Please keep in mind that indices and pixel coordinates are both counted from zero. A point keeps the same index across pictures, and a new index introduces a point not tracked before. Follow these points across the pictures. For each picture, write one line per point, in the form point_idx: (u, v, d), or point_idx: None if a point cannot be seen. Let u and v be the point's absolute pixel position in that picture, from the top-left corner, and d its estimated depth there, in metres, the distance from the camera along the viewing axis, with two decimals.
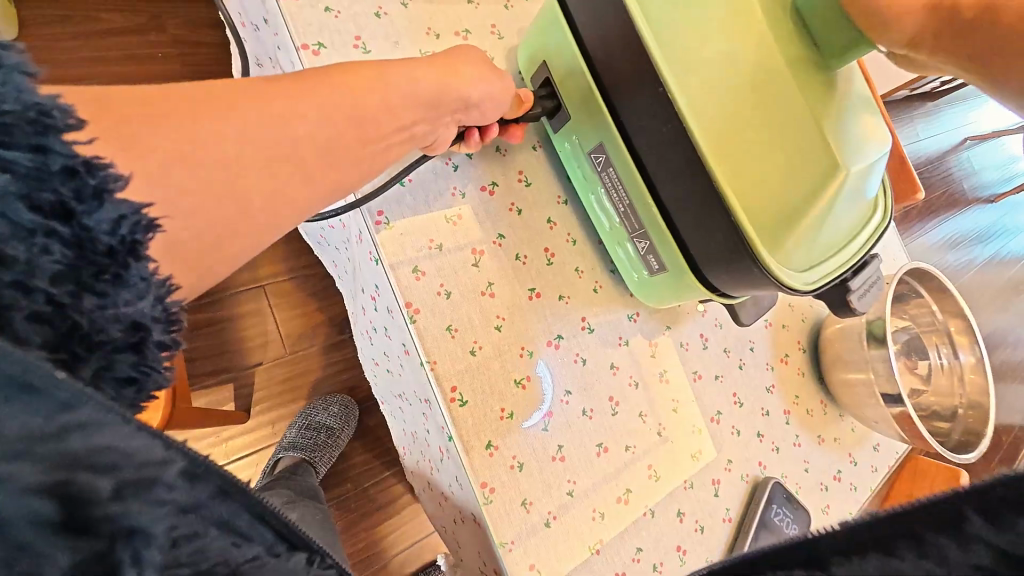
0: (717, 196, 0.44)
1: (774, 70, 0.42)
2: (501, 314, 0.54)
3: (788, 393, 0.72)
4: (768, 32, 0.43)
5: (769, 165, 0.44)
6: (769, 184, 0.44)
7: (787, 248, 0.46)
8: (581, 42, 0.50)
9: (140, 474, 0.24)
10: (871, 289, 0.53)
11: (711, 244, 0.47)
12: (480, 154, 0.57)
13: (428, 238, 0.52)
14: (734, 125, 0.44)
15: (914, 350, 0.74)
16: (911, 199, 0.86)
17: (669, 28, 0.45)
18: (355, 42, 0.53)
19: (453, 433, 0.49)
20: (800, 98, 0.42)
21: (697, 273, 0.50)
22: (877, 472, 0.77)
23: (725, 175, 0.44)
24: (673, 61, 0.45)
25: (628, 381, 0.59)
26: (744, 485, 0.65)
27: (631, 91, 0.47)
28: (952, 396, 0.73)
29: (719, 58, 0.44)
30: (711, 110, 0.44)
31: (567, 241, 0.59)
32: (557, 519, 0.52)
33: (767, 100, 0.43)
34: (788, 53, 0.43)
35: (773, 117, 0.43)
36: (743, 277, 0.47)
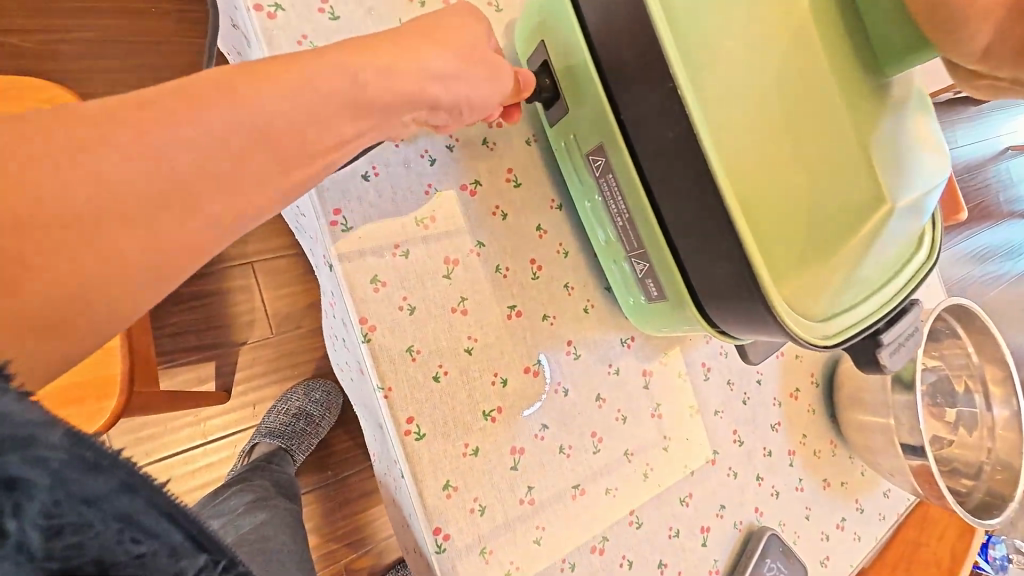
0: (727, 222, 0.37)
1: (803, 79, 0.35)
2: (473, 336, 0.47)
3: (795, 432, 0.66)
4: (809, 28, 0.36)
5: (788, 190, 0.36)
6: (785, 213, 0.37)
7: (805, 289, 0.38)
8: (583, 20, 0.41)
9: (18, 431, 0.19)
10: (909, 335, 0.44)
11: (717, 276, 0.39)
12: (463, 146, 0.49)
13: (393, 241, 0.45)
14: (753, 139, 0.36)
15: (939, 394, 0.67)
16: (953, 219, 0.77)
17: (683, 7, 0.37)
18: (322, 5, 0.45)
19: (405, 470, 0.43)
20: (832, 113, 0.35)
21: (701, 306, 0.43)
22: (884, 520, 0.71)
23: (737, 199, 0.36)
24: (692, 50, 0.37)
25: (615, 415, 0.53)
26: (735, 534, 0.58)
27: (636, 84, 0.39)
28: (979, 452, 0.65)
29: (748, 53, 0.36)
30: (729, 116, 0.36)
31: (559, 252, 0.52)
32: (520, 570, 0.46)
33: (792, 111, 0.35)
34: (823, 60, 0.36)
35: (799, 132, 0.36)
36: (751, 321, 0.40)
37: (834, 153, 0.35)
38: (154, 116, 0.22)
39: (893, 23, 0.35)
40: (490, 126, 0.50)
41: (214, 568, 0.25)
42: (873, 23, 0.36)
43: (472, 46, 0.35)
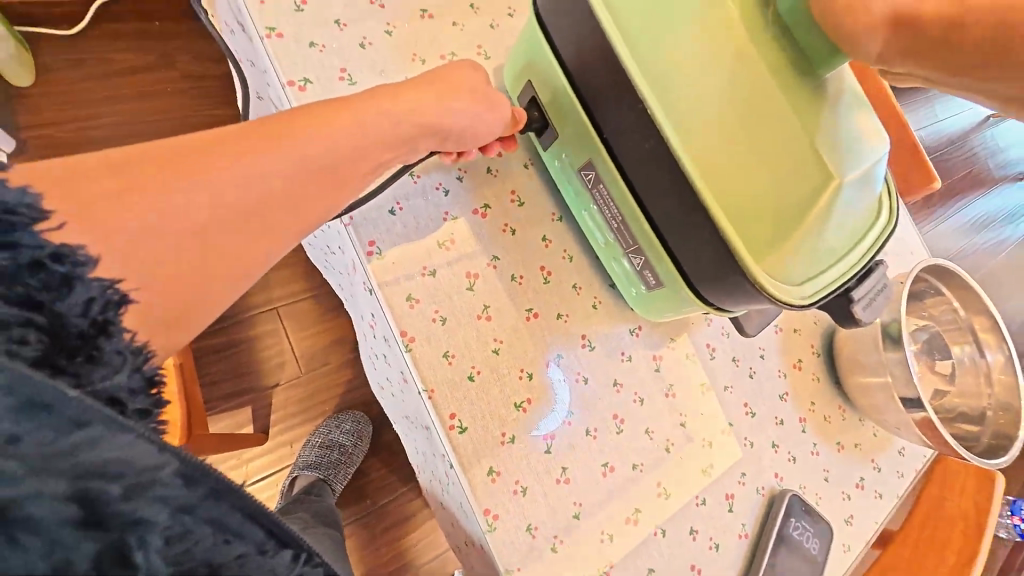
0: (703, 213, 0.44)
1: (755, 85, 0.42)
2: (499, 338, 0.53)
3: (803, 400, 0.71)
4: (754, 42, 0.42)
5: (754, 179, 0.43)
6: (754, 199, 0.43)
7: (782, 261, 0.44)
8: (561, 58, 0.49)
9: (140, 476, 0.25)
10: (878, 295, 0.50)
11: (703, 259, 0.46)
12: (471, 176, 0.57)
13: (421, 263, 0.52)
14: (717, 141, 0.43)
15: (937, 346, 0.71)
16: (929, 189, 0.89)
17: (643, 41, 0.44)
18: (341, 74, 0.54)
19: (453, 461, 0.49)
20: (781, 111, 0.42)
21: (694, 287, 0.49)
22: (903, 477, 0.75)
23: (710, 192, 0.44)
24: (656, 74, 0.44)
25: (633, 398, 0.58)
26: (758, 499, 0.62)
27: (612, 105, 0.46)
28: (980, 397, 0.70)
29: (703, 70, 0.43)
30: (694, 126, 0.43)
31: (564, 259, 0.59)
32: (563, 543, 0.50)
33: (748, 113, 0.42)
34: (769, 67, 0.42)
35: (755, 130, 0.42)
36: (738, 294, 0.46)
37: (788, 144, 0.42)
38: (232, 173, 0.31)
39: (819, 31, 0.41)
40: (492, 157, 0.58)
41: (297, 561, 0.30)
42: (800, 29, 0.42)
43: (471, 88, 0.44)
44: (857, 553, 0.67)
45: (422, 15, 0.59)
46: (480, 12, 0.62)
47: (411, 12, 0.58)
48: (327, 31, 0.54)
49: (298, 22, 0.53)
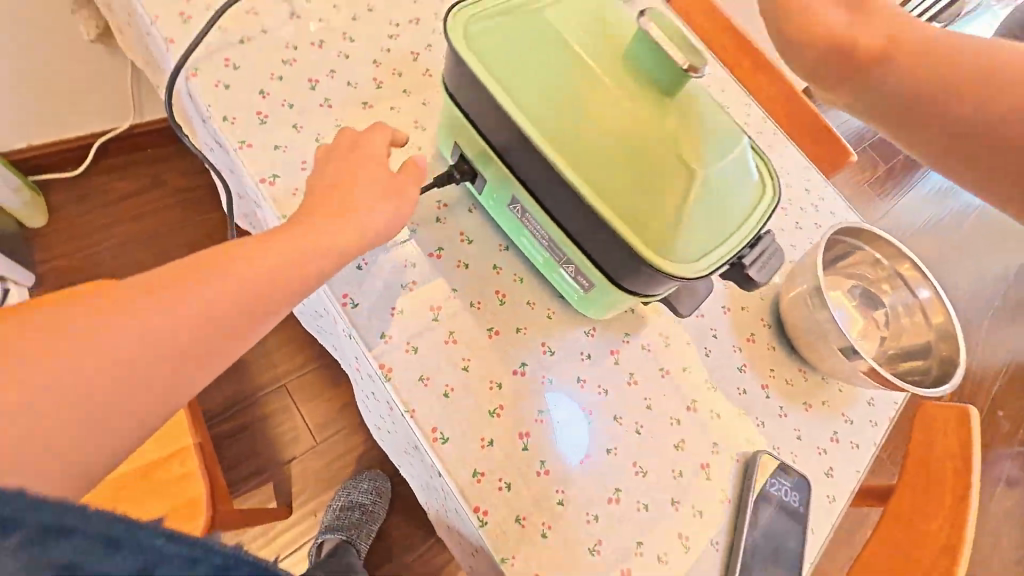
0: (600, 220, 0.53)
1: (615, 115, 0.52)
2: (466, 357, 0.61)
3: (763, 369, 0.77)
4: (607, 81, 0.53)
5: (633, 185, 0.53)
6: (638, 200, 0.53)
7: (675, 245, 0.53)
8: (470, 119, 0.60)
9: None
10: (772, 258, 0.58)
11: (613, 256, 0.55)
12: (423, 227, 0.67)
13: (389, 305, 0.61)
14: (597, 161, 0.53)
15: (875, 292, 0.79)
16: (848, 162, 1.11)
17: (524, 96, 0.54)
18: (303, 165, 0.65)
19: (440, 468, 0.55)
20: (641, 130, 0.52)
21: (616, 281, 0.58)
22: (877, 425, 0.80)
23: (602, 203, 0.53)
24: (539, 119, 0.54)
25: (598, 390, 0.65)
26: (735, 465, 0.67)
27: (515, 148, 0.56)
28: (922, 333, 0.76)
29: (574, 111, 0.53)
30: (577, 153, 0.53)
31: (515, 280, 0.68)
32: (553, 528, 0.56)
33: (615, 137, 0.52)
34: (624, 99, 0.52)
35: (624, 148, 0.52)
36: (647, 279, 0.55)
37: (653, 154, 0.52)
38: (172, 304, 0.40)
39: (658, 63, 0.51)
40: (439, 207, 0.68)
41: None
42: (646, 66, 0.52)
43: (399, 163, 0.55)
44: (843, 502, 0.71)
45: (364, 108, 0.72)
46: (412, 95, 0.75)
47: (355, 106, 0.71)
48: (287, 133, 0.66)
49: (264, 133, 0.65)
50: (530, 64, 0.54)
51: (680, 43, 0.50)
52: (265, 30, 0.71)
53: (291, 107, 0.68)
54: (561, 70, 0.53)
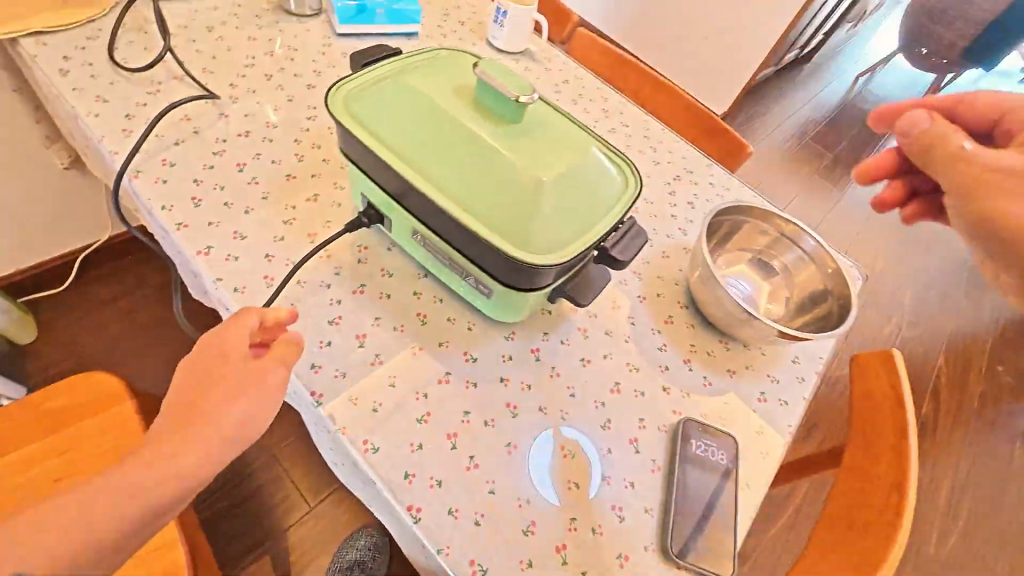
0: (472, 227, 0.61)
1: (471, 144, 0.63)
2: (393, 374, 0.67)
3: (683, 345, 0.83)
4: (462, 120, 0.64)
5: (495, 196, 0.62)
6: (501, 207, 0.61)
7: (541, 238, 0.61)
8: (361, 169, 0.69)
9: None
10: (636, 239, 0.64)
11: (493, 258, 0.63)
12: (345, 268, 0.75)
13: (318, 339, 0.68)
14: (462, 182, 0.63)
15: (767, 254, 0.87)
16: (748, 155, 1.25)
17: (394, 140, 0.65)
18: (234, 234, 0.74)
19: (373, 477, 0.60)
20: (493, 152, 0.63)
21: (505, 281, 0.65)
22: (804, 381, 0.84)
23: (471, 213, 0.61)
24: (410, 156, 0.64)
25: (521, 387, 0.71)
26: (662, 435, 0.72)
27: (397, 184, 0.65)
28: (819, 281, 0.82)
29: (437, 147, 0.64)
30: (444, 178, 0.63)
31: (434, 301, 0.75)
32: (485, 516, 0.60)
33: (473, 161, 0.63)
34: (476, 131, 0.64)
35: (482, 169, 0.63)
36: (526, 272, 0.62)
37: (506, 169, 0.62)
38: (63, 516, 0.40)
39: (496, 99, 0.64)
40: (360, 250, 0.77)
41: None
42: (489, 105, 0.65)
43: None
44: (777, 457, 0.75)
45: (287, 178, 0.82)
46: (330, 162, 0.86)
47: (279, 179, 0.82)
48: (218, 210, 0.76)
49: (198, 214, 0.75)
50: (396, 116, 0.65)
51: (509, 81, 0.63)
52: (197, 130, 0.84)
53: (221, 188, 0.78)
54: (422, 117, 0.65)
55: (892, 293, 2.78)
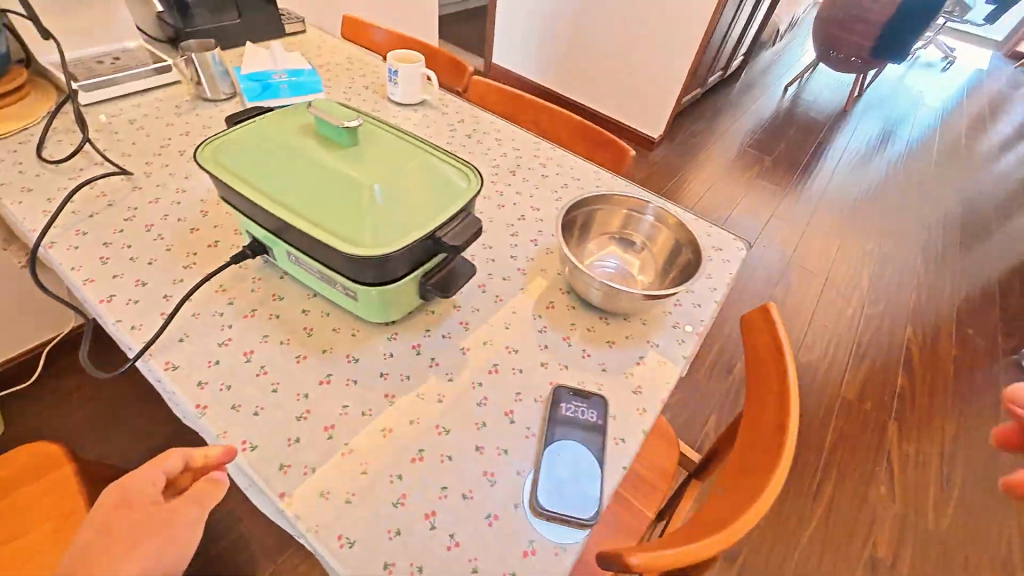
0: (317, 233, 0.69)
1: (316, 168, 0.73)
2: (275, 381, 0.73)
3: (564, 325, 0.89)
4: (308, 151, 0.75)
5: (336, 204, 0.70)
6: (341, 212, 0.69)
7: (378, 232, 0.68)
8: (236, 208, 0.79)
9: None
10: (470, 230, 0.73)
11: (343, 259, 0.70)
12: (238, 298, 0.83)
13: (207, 360, 0.75)
14: (309, 199, 0.71)
15: (626, 232, 0.94)
16: (631, 157, 1.39)
17: (252, 176, 0.74)
18: (136, 282, 0.83)
19: (249, 472, 0.64)
20: (333, 170, 0.72)
21: (362, 280, 0.72)
22: (684, 342, 0.90)
23: (316, 222, 0.69)
24: (264, 187, 0.73)
25: (400, 378, 0.77)
26: (537, 404, 0.76)
27: (261, 213, 0.75)
28: (671, 237, 0.90)
29: (287, 174, 0.74)
30: (294, 199, 0.72)
31: (321, 316, 0.83)
32: (356, 495, 0.64)
33: (318, 180, 0.72)
34: (319, 157, 0.74)
35: (325, 185, 0.72)
36: (370, 264, 0.69)
37: (345, 181, 0.71)
38: None
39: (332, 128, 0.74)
40: (253, 281, 0.86)
41: None
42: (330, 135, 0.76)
43: None
44: (655, 412, 0.79)
45: (190, 231, 0.93)
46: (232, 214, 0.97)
47: (183, 232, 0.92)
48: (123, 264, 0.85)
49: (104, 270, 0.84)
50: (253, 157, 0.76)
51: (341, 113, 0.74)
52: (111, 203, 0.95)
53: (128, 246, 0.88)
54: (275, 154, 0.75)
55: (847, 275, 2.87)
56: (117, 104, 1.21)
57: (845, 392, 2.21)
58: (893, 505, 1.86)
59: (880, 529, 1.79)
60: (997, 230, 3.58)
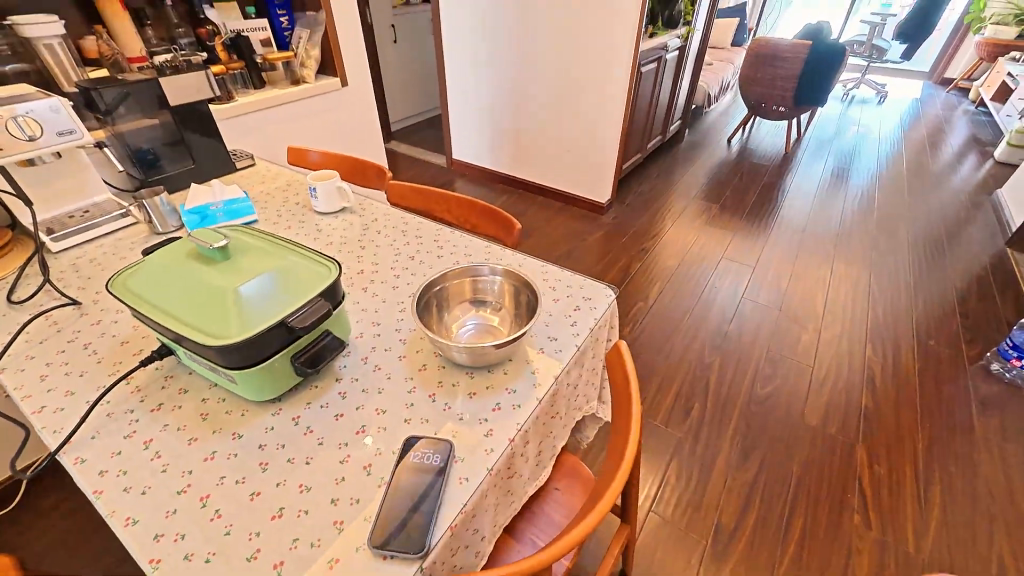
0: (189, 333, 0.84)
1: (194, 281, 0.91)
2: (165, 462, 0.86)
3: (431, 384, 1.01)
4: (188, 268, 0.93)
5: (207, 307, 0.87)
6: (210, 312, 0.86)
7: (241, 324, 0.84)
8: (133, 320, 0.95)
9: None
10: (316, 314, 0.90)
11: (212, 351, 0.85)
12: (149, 395, 0.98)
13: (110, 450, 0.88)
14: (187, 306, 0.88)
15: (478, 294, 1.11)
16: (518, 229, 1.59)
17: (139, 294, 0.91)
18: (65, 392, 0.99)
19: (127, 543, 0.75)
20: (207, 281, 0.90)
21: (233, 366, 0.87)
22: (540, 386, 1.01)
23: (190, 323, 0.85)
24: (150, 302, 0.89)
25: (275, 447, 0.89)
26: (394, 456, 0.87)
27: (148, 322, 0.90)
28: (516, 289, 1.07)
29: (169, 290, 0.91)
30: (174, 307, 0.88)
31: (217, 402, 0.97)
32: (215, 553, 0.73)
33: (195, 290, 0.89)
34: (198, 272, 0.92)
35: (200, 293, 0.89)
36: (234, 351, 0.83)
37: (216, 288, 0.89)
38: None
39: (209, 249, 0.94)
40: (165, 380, 1.01)
41: None
42: (208, 254, 0.95)
43: None
44: (501, 451, 0.89)
45: (120, 345, 1.11)
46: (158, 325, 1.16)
47: (114, 346, 1.10)
48: (59, 379, 1.02)
49: (42, 386, 1.01)
50: (143, 279, 0.93)
51: (216, 237, 0.94)
52: (59, 329, 1.15)
53: (65, 364, 1.06)
54: (161, 274, 0.93)
55: (800, 304, 2.95)
56: (83, 248, 1.46)
57: (808, 419, 2.21)
58: (870, 532, 1.79)
59: (860, 561, 1.72)
60: (950, 241, 3.69)
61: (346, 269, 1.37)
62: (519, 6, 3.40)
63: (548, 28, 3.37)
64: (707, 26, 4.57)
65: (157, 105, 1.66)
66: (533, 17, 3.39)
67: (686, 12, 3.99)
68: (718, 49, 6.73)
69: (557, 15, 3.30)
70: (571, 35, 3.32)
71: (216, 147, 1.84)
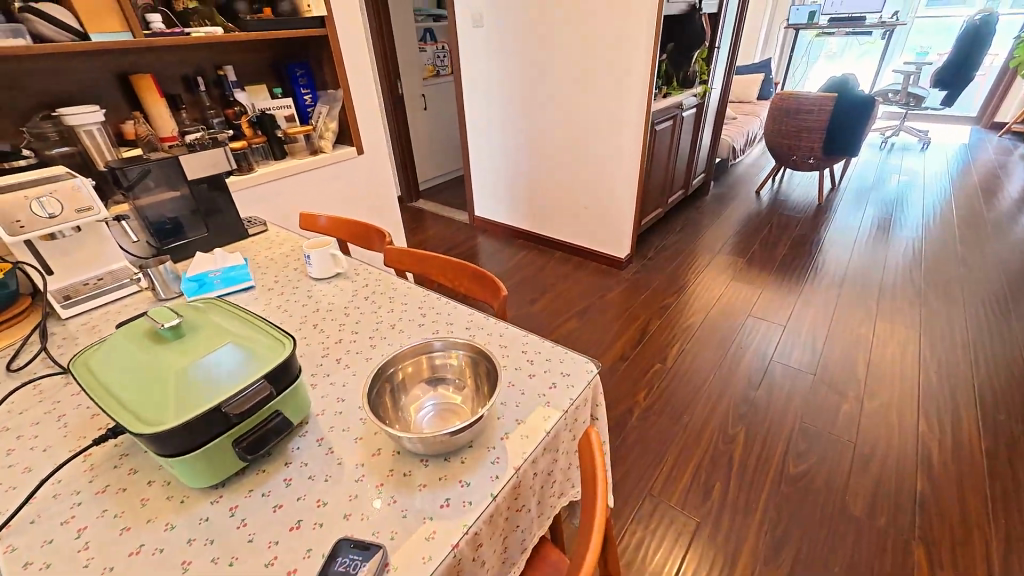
0: (127, 416, 0.82)
1: (145, 362, 0.90)
2: (90, 556, 0.81)
3: (381, 472, 0.94)
4: (143, 349, 0.93)
5: (152, 391, 0.85)
6: (155, 395, 0.84)
7: (183, 408, 0.82)
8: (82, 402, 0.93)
9: None
10: (254, 399, 0.88)
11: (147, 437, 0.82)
12: (100, 475, 0.96)
13: (43, 538, 0.85)
14: (132, 387, 0.86)
15: (436, 373, 1.06)
16: (504, 293, 1.55)
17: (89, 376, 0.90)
18: (24, 468, 0.99)
19: None
20: (159, 363, 0.90)
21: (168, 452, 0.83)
22: (498, 478, 0.92)
23: (131, 407, 0.83)
24: (98, 383, 0.88)
25: (203, 543, 0.83)
26: (322, 560, 0.79)
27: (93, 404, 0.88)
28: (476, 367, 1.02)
29: (119, 371, 0.90)
30: (119, 389, 0.86)
31: (160, 486, 0.93)
32: None
33: (144, 372, 0.89)
34: (151, 353, 0.92)
35: (149, 375, 0.88)
36: (169, 438, 0.80)
37: (166, 370, 0.88)
38: None
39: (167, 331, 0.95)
40: (119, 458, 1.00)
41: None
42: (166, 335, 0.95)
43: None
44: (440, 559, 0.79)
45: (91, 417, 1.11)
46: None
47: (84, 418, 1.11)
48: (24, 452, 1.02)
49: (6, 460, 1.01)
50: (97, 361, 0.93)
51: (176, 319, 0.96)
52: (41, 398, 1.18)
53: (34, 436, 1.07)
54: (115, 356, 0.93)
55: (837, 367, 2.69)
56: (91, 314, 1.54)
57: (850, 506, 1.93)
58: None
59: None
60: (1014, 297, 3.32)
61: (325, 338, 1.35)
62: (535, 75, 3.56)
63: (563, 93, 3.50)
64: (724, 83, 4.61)
65: (178, 179, 1.79)
66: (548, 84, 3.53)
67: (700, 72, 4.06)
68: (742, 102, 6.74)
69: (569, 82, 3.42)
70: (583, 100, 3.42)
71: (230, 216, 1.95)
